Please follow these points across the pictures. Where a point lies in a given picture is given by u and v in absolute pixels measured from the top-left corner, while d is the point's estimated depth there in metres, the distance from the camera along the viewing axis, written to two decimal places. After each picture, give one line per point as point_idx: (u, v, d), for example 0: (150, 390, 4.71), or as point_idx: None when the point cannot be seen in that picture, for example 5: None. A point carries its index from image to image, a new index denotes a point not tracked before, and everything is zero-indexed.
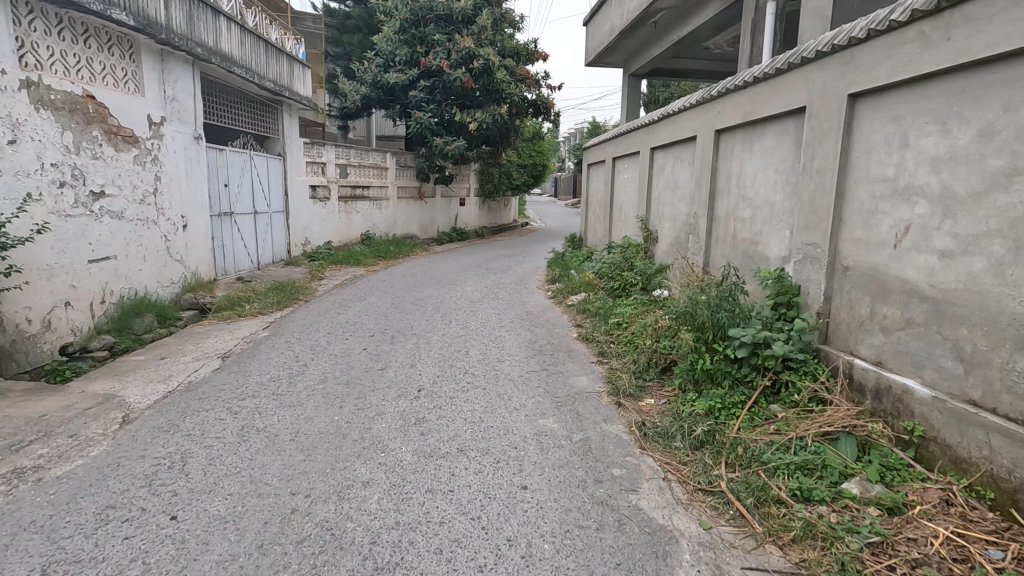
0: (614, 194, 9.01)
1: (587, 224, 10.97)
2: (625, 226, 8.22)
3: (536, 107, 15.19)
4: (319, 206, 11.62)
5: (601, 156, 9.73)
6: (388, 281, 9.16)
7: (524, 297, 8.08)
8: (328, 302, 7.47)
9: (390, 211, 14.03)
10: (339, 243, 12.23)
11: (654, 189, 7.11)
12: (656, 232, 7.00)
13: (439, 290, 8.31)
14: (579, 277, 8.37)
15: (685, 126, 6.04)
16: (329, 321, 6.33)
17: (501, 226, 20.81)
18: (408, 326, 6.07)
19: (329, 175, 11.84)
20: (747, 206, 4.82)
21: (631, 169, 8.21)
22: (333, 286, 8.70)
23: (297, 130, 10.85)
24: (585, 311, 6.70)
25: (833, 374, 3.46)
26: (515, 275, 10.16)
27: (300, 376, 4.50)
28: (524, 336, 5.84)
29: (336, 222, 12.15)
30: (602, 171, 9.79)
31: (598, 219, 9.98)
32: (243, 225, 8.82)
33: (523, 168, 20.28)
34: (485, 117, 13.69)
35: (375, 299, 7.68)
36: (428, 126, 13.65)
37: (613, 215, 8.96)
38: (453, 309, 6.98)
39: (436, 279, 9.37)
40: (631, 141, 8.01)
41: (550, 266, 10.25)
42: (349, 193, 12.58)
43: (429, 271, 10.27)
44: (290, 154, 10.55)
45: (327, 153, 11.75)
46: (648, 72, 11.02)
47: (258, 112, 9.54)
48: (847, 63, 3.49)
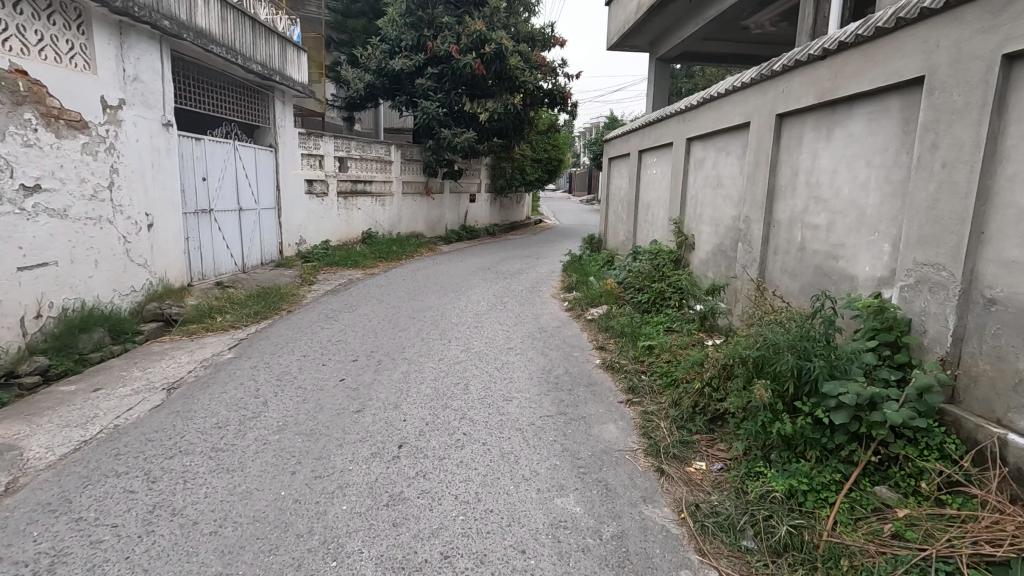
0: (640, 192, 7.97)
1: (608, 224, 9.93)
2: (654, 228, 7.19)
3: (552, 98, 14.15)
4: (316, 202, 10.74)
5: (626, 149, 8.67)
6: (385, 287, 8.23)
7: (537, 308, 7.07)
8: (314, 313, 6.56)
9: (394, 207, 13.11)
10: (338, 242, 11.35)
11: (690, 186, 6.08)
12: (692, 237, 5.98)
13: (441, 299, 7.34)
14: (599, 286, 7.36)
15: (733, 112, 5.00)
16: (309, 340, 5.41)
17: (513, 223, 19.78)
18: (400, 348, 5.12)
19: (327, 169, 10.94)
20: (822, 210, 3.79)
21: (660, 164, 7.16)
22: (324, 292, 7.79)
23: (292, 119, 9.95)
24: (608, 329, 5.71)
25: (974, 454, 2.45)
26: (527, 281, 9.17)
27: (255, 421, 3.57)
28: (537, 363, 4.85)
29: (335, 219, 11.27)
30: (626, 166, 8.75)
31: (621, 219, 8.95)
32: (226, 224, 7.96)
33: (537, 163, 19.25)
34: (497, 107, 12.70)
35: (367, 309, 6.75)
36: (436, 116, 12.69)
37: (639, 216, 7.92)
38: (455, 324, 6.01)
39: (440, 285, 8.41)
40: (663, 132, 6.96)
41: (566, 271, 9.24)
42: (350, 188, 11.68)
43: (433, 275, 9.33)
44: (283, 145, 9.65)
45: (325, 145, 10.85)
46: (677, 56, 9.94)
47: (245, 100, 8.65)
48: (1001, 10, 2.45)
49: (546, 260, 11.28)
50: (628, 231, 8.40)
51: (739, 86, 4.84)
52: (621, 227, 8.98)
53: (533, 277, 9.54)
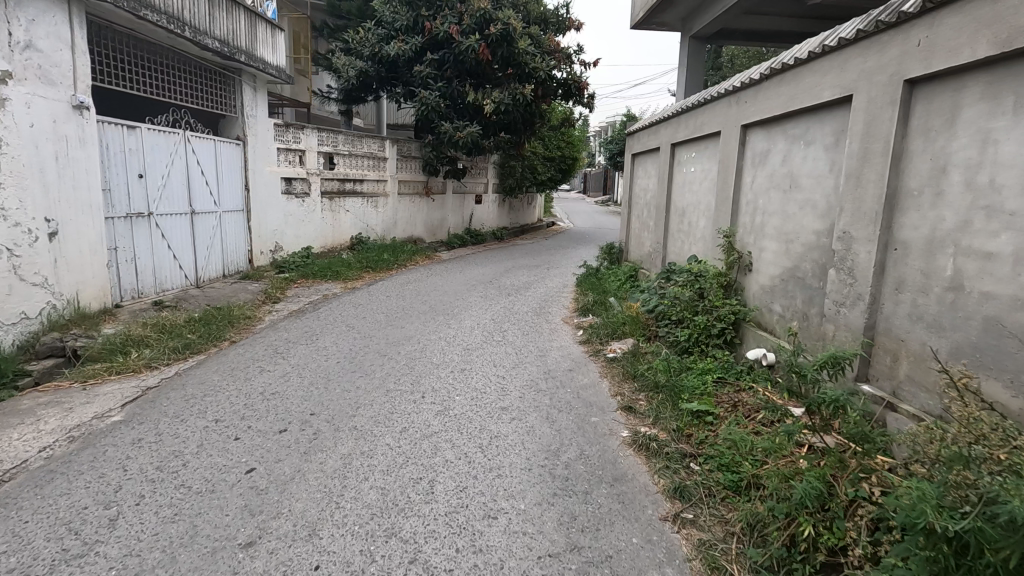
0: (673, 195, 6.51)
1: (631, 232, 8.47)
2: (694, 241, 5.71)
3: (566, 89, 12.76)
4: (295, 204, 9.42)
5: (654, 142, 7.20)
6: (364, 307, 6.88)
7: (544, 340, 5.61)
8: (262, 345, 5.21)
9: (389, 210, 11.78)
10: (322, 248, 10.06)
11: (746, 189, 4.62)
12: (749, 256, 4.53)
13: (427, 326, 5.93)
14: (624, 312, 5.93)
15: (819, 85, 3.54)
16: (234, 391, 4.03)
17: (524, 227, 18.33)
18: (352, 409, 3.73)
19: (309, 166, 9.61)
20: (1003, 230, 2.33)
21: (701, 161, 5.69)
22: (288, 314, 6.47)
23: (266, 108, 8.65)
24: (641, 383, 4.28)
25: None
26: (535, 299, 7.74)
27: (73, 568, 2.20)
28: (540, 440, 3.41)
29: (318, 223, 9.95)
30: (655, 163, 7.31)
31: (648, 227, 7.49)
32: (174, 229, 6.67)
33: (549, 162, 17.85)
34: (504, 97, 11.35)
35: (330, 340, 5.38)
36: (435, 108, 11.35)
37: (671, 224, 6.48)
38: (436, 367, 4.60)
39: (429, 305, 7.01)
40: (704, 118, 5.51)
41: (580, 287, 7.82)
42: (337, 188, 10.35)
43: (424, 290, 7.98)
44: (254, 139, 8.36)
45: (307, 138, 9.54)
46: (712, 35, 8.50)
47: (203, 85, 7.41)
48: None
49: (558, 272, 9.85)
50: (658, 243, 6.93)
51: (833, 46, 3.37)
52: (648, 236, 7.49)
53: (542, 294, 8.10)
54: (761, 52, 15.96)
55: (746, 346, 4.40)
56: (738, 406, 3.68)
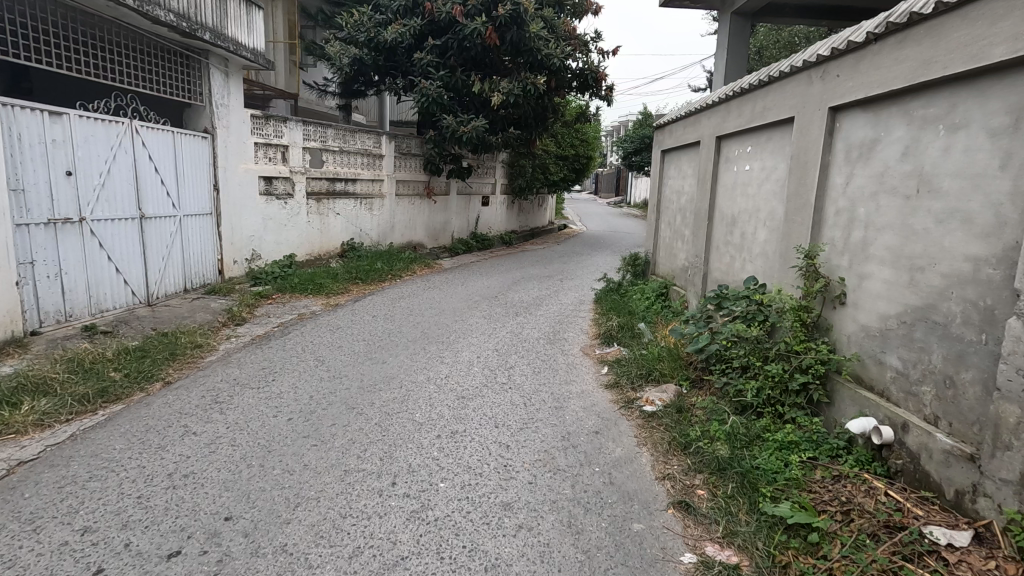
0: (719, 201, 5.33)
1: (660, 243, 7.26)
2: (753, 258, 4.53)
3: (581, 80, 11.58)
4: (276, 206, 8.34)
5: (692, 136, 5.99)
6: (343, 332, 5.75)
7: (559, 384, 4.44)
8: (200, 390, 4.08)
9: (385, 213, 10.66)
10: (307, 256, 8.96)
11: (836, 193, 3.44)
12: (841, 283, 3.34)
13: (414, 360, 4.78)
14: (660, 347, 4.74)
15: (987, 40, 2.40)
16: (133, 472, 2.90)
17: (534, 230, 17.13)
18: (288, 510, 2.60)
19: (293, 163, 8.53)
20: None
21: (760, 158, 4.51)
22: (248, 341, 5.35)
23: (241, 97, 7.56)
24: (697, 460, 3.12)
25: None
26: (547, 320, 6.56)
27: None
28: (560, 575, 2.25)
29: (303, 228, 8.86)
30: (692, 161, 6.13)
31: (684, 236, 6.29)
32: (117, 237, 5.59)
33: (562, 161, 16.69)
34: (513, 87, 10.21)
35: (288, 382, 4.25)
36: (438, 99, 10.20)
37: (718, 234, 5.29)
38: (417, 430, 3.45)
39: (421, 329, 5.86)
40: (767, 102, 4.32)
41: (602, 309, 6.63)
42: (325, 189, 9.26)
43: (418, 308, 6.84)
44: (224, 132, 7.29)
45: (291, 131, 8.46)
46: (755, 12, 7.31)
47: (160, 68, 6.38)
48: None
49: (572, 285, 8.67)
50: (698, 258, 5.73)
51: None
52: (684, 249, 6.29)
53: (555, 314, 6.92)
54: (793, 41, 14.69)
55: (839, 408, 3.22)
56: (852, 511, 2.51)
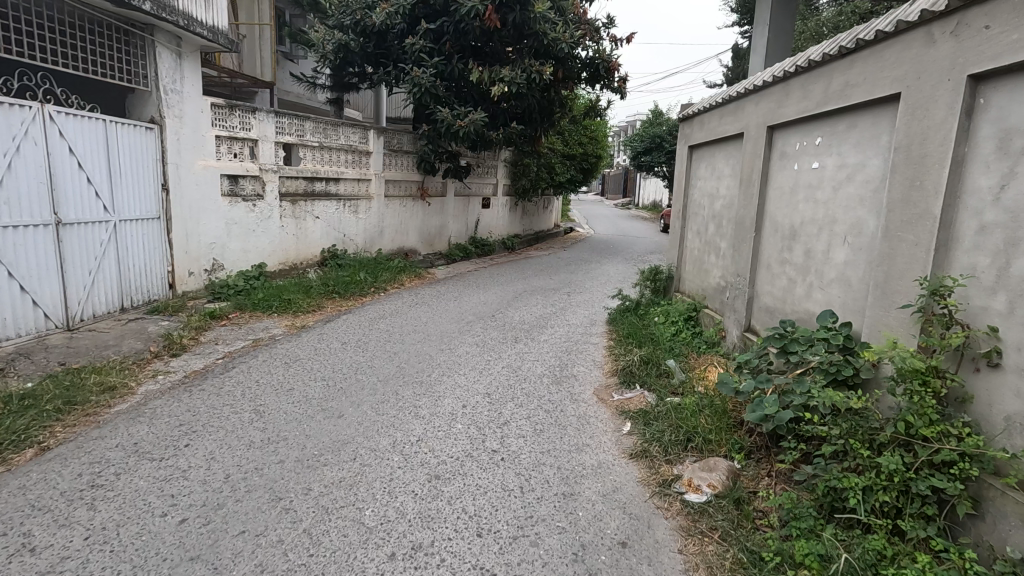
0: (770, 208, 4.23)
1: (686, 256, 6.15)
2: (828, 286, 3.42)
3: (591, 70, 10.45)
4: (242, 208, 7.29)
5: (732, 127, 4.89)
6: (301, 367, 4.66)
7: (567, 451, 3.34)
8: (80, 463, 3.00)
9: (373, 216, 9.61)
10: (280, 265, 7.92)
11: (981, 201, 2.35)
12: (991, 335, 2.24)
13: (379, 414, 3.69)
14: (702, 403, 3.63)
15: None
16: None
17: (538, 235, 16.02)
18: None
19: (263, 160, 7.49)
20: None
21: (837, 152, 3.41)
22: (176, 382, 4.25)
23: (198, 82, 6.52)
24: None
25: None
26: (552, 349, 5.46)
27: None
28: None
29: (276, 234, 7.82)
30: (730, 158, 5.03)
31: (720, 249, 5.18)
32: (23, 248, 4.57)
33: (569, 160, 15.61)
34: (516, 75, 9.15)
35: (204, 451, 3.16)
36: (431, 90, 9.12)
37: (771, 250, 4.18)
38: (362, 545, 2.36)
39: (397, 363, 4.76)
40: (850, 78, 3.22)
41: (619, 337, 5.53)
42: (302, 189, 8.21)
43: (399, 333, 5.75)
44: (176, 123, 6.25)
45: (261, 124, 7.42)
46: None
47: (90, 44, 5.36)
48: None
49: (581, 301, 7.57)
50: (738, 278, 4.64)
51: None
52: (719, 266, 5.18)
53: (562, 340, 5.81)
54: (820, 31, 13.53)
55: (998, 530, 2.12)
56: None
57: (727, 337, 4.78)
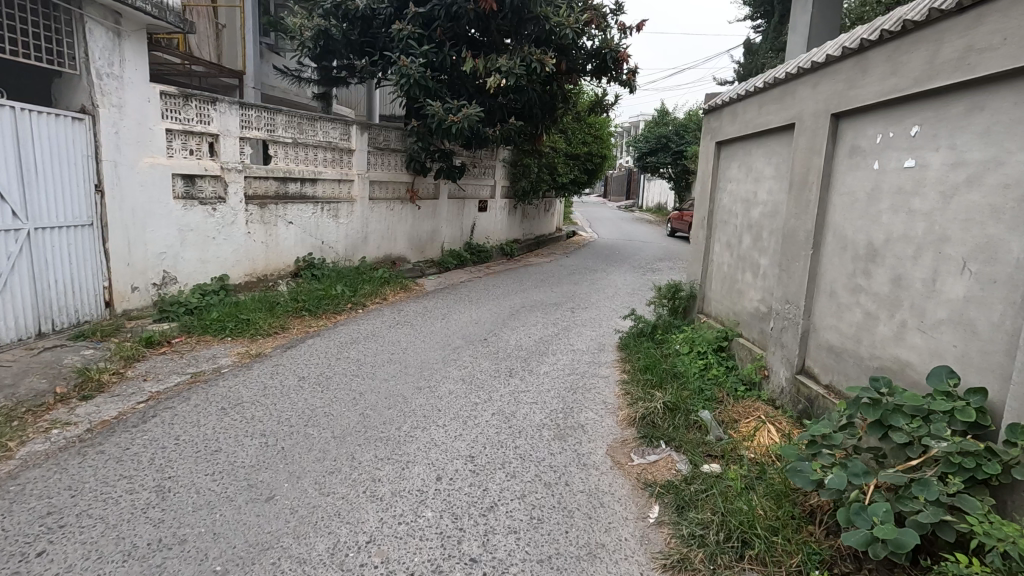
0: (835, 218, 3.30)
1: (713, 272, 5.22)
2: (934, 328, 2.51)
3: (598, 61, 9.52)
4: (200, 213, 6.38)
5: (777, 117, 3.97)
6: (240, 414, 3.72)
7: (576, 561, 2.40)
8: None
9: (356, 221, 8.69)
10: (245, 277, 7.00)
11: None
12: None
13: (321, 495, 2.76)
14: (761, 492, 2.71)
15: None
16: None
17: (538, 239, 15.06)
18: None
19: (225, 158, 6.58)
20: None
21: (949, 145, 2.49)
22: (71, 439, 3.30)
23: (142, 66, 5.62)
24: None
25: None
26: (553, 387, 4.52)
27: None
28: None
29: (240, 242, 6.91)
30: (774, 155, 4.11)
31: (759, 267, 4.26)
32: None
33: (572, 160, 14.71)
34: (514, 65, 8.24)
35: (60, 566, 2.22)
36: (421, 82, 8.18)
37: (837, 273, 3.25)
38: None
39: (361, 409, 3.83)
40: (978, 39, 2.30)
41: (636, 373, 4.60)
42: (272, 191, 7.30)
43: (370, 364, 4.81)
44: (114, 113, 5.35)
45: (222, 116, 6.52)
46: None
47: None
48: None
49: (587, 320, 6.64)
50: (787, 306, 3.71)
51: None
52: (759, 287, 4.25)
53: (566, 373, 4.87)
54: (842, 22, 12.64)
55: None
56: None
57: (772, 379, 3.84)
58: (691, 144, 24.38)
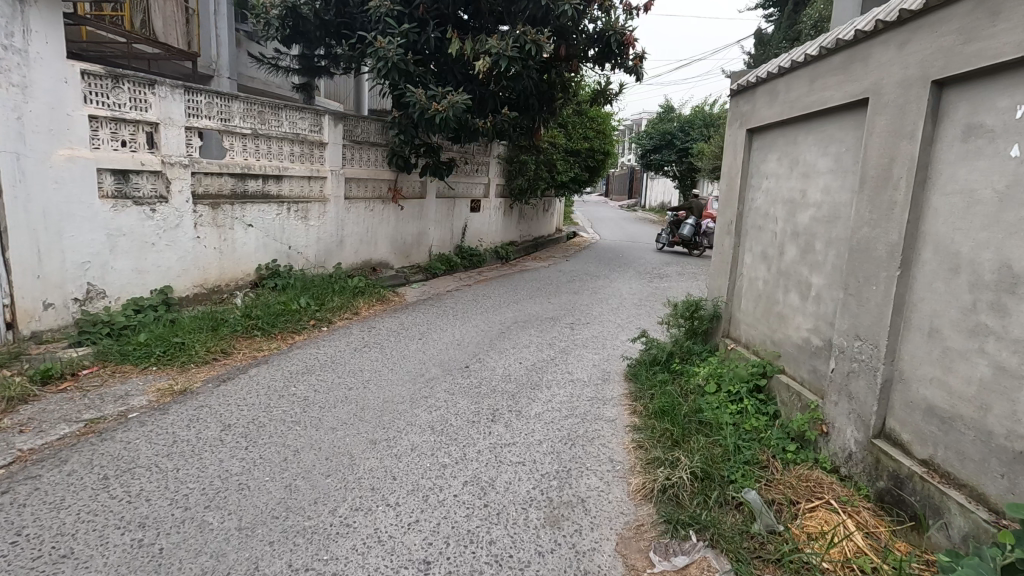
0: (937, 228, 2.37)
1: (743, 289, 4.27)
2: None
3: (601, 46, 8.55)
4: (135, 216, 5.44)
5: (839, 93, 3.03)
6: (124, 487, 2.78)
7: None
8: None
9: (329, 223, 7.73)
10: (193, 288, 6.06)
11: None
12: None
13: None
14: None
15: None
16: None
17: (536, 242, 14.07)
18: None
19: (167, 151, 5.65)
20: None
21: None
22: None
23: (55, 39, 4.74)
24: None
25: None
26: (546, 437, 3.57)
27: None
28: None
29: (188, 249, 5.97)
30: (832, 142, 3.16)
31: (811, 288, 3.32)
32: None
33: (573, 158, 13.75)
34: (505, 46, 7.25)
35: None
36: (401, 65, 7.22)
37: (942, 304, 2.32)
38: None
39: (289, 479, 2.88)
40: None
41: (655, 421, 3.64)
42: (226, 189, 6.35)
43: (317, 406, 3.85)
44: (16, 94, 4.49)
45: (163, 101, 5.58)
46: None
47: None
48: None
49: (589, 341, 5.67)
50: (857, 345, 2.77)
51: None
52: (811, 315, 3.30)
53: (562, 416, 3.92)
54: None
55: None
56: None
57: (834, 439, 2.91)
58: (696, 141, 23.37)
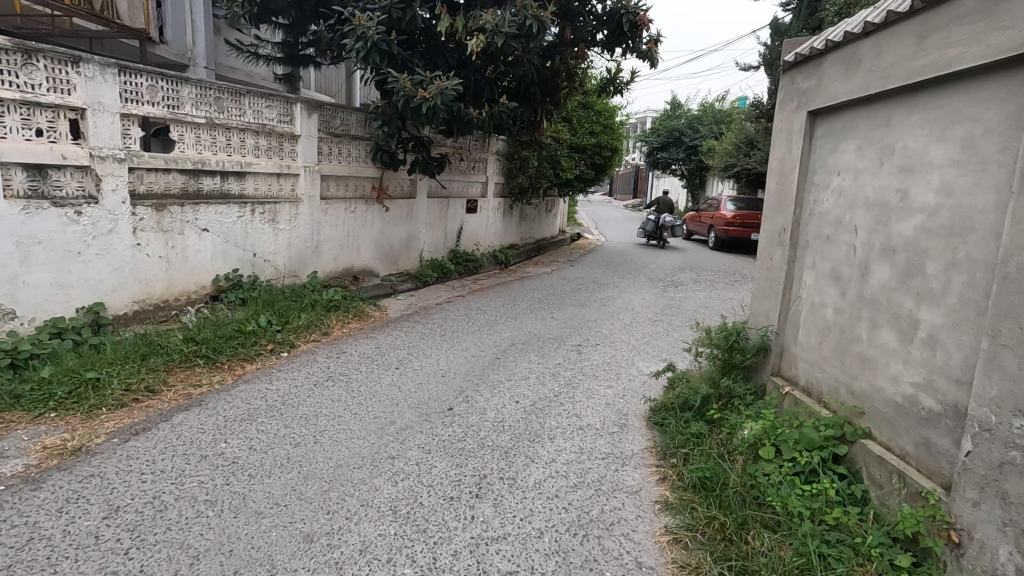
0: None
1: (802, 316, 3.32)
2: None
3: (610, 28, 7.59)
4: (55, 220, 4.51)
5: (978, 48, 2.10)
6: None
7: None
8: None
9: (302, 226, 6.81)
10: (133, 304, 5.14)
11: None
12: None
13: None
14: None
15: None
16: None
17: (538, 244, 13.12)
18: None
19: (96, 141, 4.72)
20: None
21: None
22: None
23: None
24: None
25: None
26: (549, 525, 2.62)
27: None
28: None
29: (126, 259, 5.04)
30: (960, 120, 2.22)
31: (920, 326, 2.37)
32: None
33: (578, 155, 12.80)
34: (501, 23, 6.30)
35: None
36: (383, 46, 6.27)
37: None
38: None
39: None
40: None
41: (701, 506, 2.67)
42: (175, 188, 5.42)
43: (245, 475, 2.91)
44: None
45: (90, 81, 4.65)
46: None
47: None
48: None
49: (598, 370, 4.71)
50: (1020, 425, 1.83)
51: None
52: (919, 364, 2.36)
53: (569, 486, 2.97)
54: None
55: None
56: None
57: (971, 558, 1.97)
58: (705, 139, 22.34)
